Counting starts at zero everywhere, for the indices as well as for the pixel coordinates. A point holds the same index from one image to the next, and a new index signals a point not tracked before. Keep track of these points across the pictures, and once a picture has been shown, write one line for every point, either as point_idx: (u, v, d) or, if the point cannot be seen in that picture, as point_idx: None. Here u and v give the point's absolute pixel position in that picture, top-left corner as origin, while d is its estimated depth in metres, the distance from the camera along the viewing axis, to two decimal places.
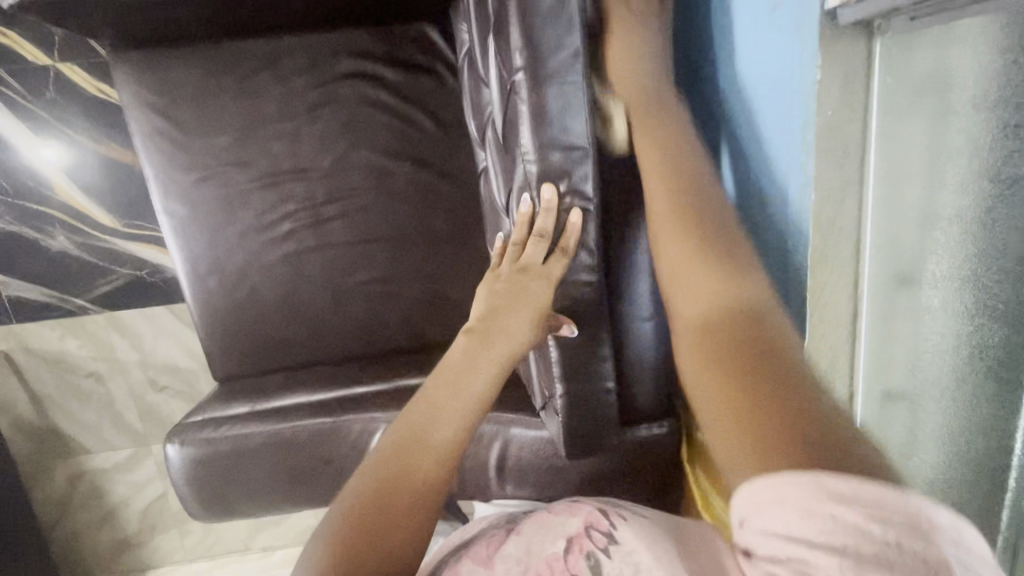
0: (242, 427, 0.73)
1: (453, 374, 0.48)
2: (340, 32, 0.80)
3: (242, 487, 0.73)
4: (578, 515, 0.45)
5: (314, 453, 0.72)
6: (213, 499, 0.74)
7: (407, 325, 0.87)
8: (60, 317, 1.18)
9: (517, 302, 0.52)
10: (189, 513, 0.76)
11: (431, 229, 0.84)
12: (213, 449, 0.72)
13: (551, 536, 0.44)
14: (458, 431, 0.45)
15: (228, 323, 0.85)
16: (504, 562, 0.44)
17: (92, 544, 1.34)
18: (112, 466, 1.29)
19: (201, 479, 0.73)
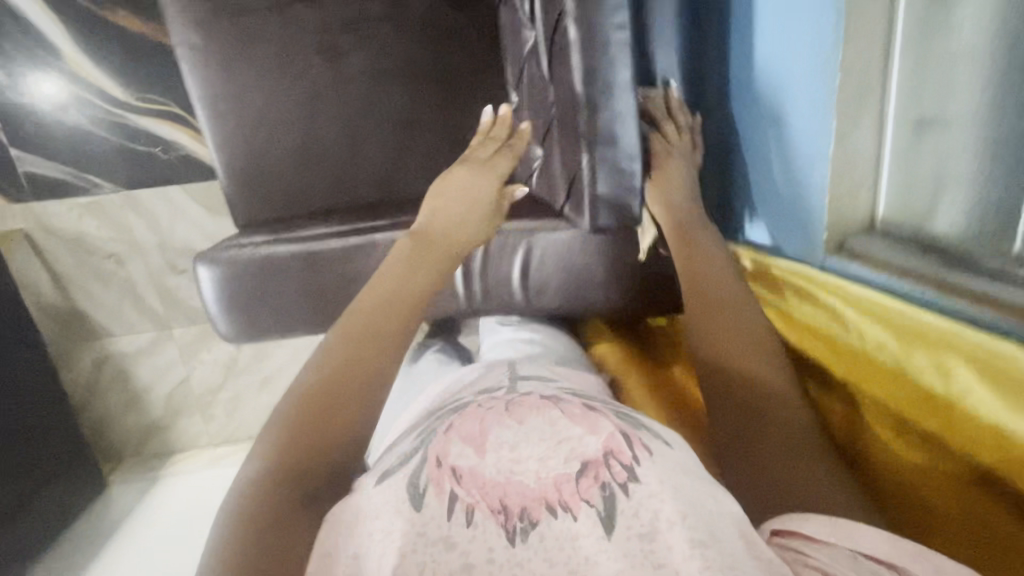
0: (269, 247, 0.74)
1: (406, 251, 0.62)
2: None
3: (271, 307, 0.76)
4: (597, 434, 0.41)
5: (342, 270, 0.74)
6: (243, 320, 0.76)
7: (430, 171, 0.86)
8: (77, 195, 1.19)
9: (469, 195, 0.67)
10: (215, 332, 0.78)
11: (450, 67, 0.83)
12: (243, 267, 0.74)
13: (563, 446, 0.40)
14: (416, 294, 0.58)
15: (249, 165, 0.86)
16: (497, 448, 0.40)
17: (119, 428, 1.39)
18: (137, 350, 1.33)
19: (232, 298, 0.75)
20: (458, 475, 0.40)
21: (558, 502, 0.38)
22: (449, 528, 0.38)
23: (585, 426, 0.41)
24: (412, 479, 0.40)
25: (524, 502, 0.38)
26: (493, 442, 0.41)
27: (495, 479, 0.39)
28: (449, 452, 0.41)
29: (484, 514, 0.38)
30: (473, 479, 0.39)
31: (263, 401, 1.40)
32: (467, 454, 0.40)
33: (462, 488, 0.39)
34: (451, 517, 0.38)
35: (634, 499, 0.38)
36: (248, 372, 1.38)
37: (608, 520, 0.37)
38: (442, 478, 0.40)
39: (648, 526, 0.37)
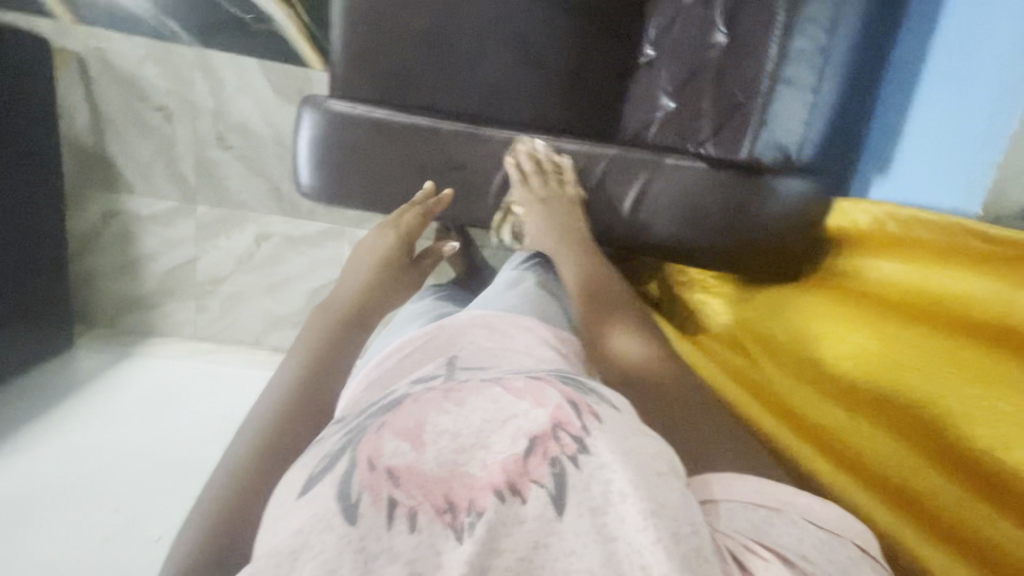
0: (380, 112, 0.72)
1: (323, 317, 0.64)
2: None
3: (364, 173, 0.73)
4: (544, 407, 0.37)
5: (450, 153, 0.73)
6: (331, 177, 0.74)
7: (549, 101, 0.86)
8: (148, 37, 1.13)
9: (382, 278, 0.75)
10: (294, 181, 0.76)
11: (598, 9, 0.85)
12: (349, 122, 0.72)
13: (511, 428, 0.36)
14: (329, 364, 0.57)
15: (365, 38, 0.83)
16: (436, 438, 0.35)
17: (103, 291, 1.28)
18: (151, 215, 1.24)
19: (327, 152, 0.73)
20: (398, 476, 0.33)
21: (509, 486, 0.33)
22: (389, 539, 0.30)
23: (531, 399, 0.37)
24: (343, 483, 0.33)
25: (471, 493, 0.33)
26: (431, 432, 0.35)
27: (435, 476, 0.33)
28: (384, 451, 0.34)
29: (429, 517, 0.32)
30: (413, 479, 0.33)
31: (262, 307, 1.33)
32: (405, 449, 0.34)
33: (404, 491, 0.32)
34: (391, 526, 0.31)
35: (585, 471, 0.34)
36: (257, 271, 1.30)
37: (558, 496, 0.33)
38: (378, 484, 0.32)
39: (599, 498, 0.33)
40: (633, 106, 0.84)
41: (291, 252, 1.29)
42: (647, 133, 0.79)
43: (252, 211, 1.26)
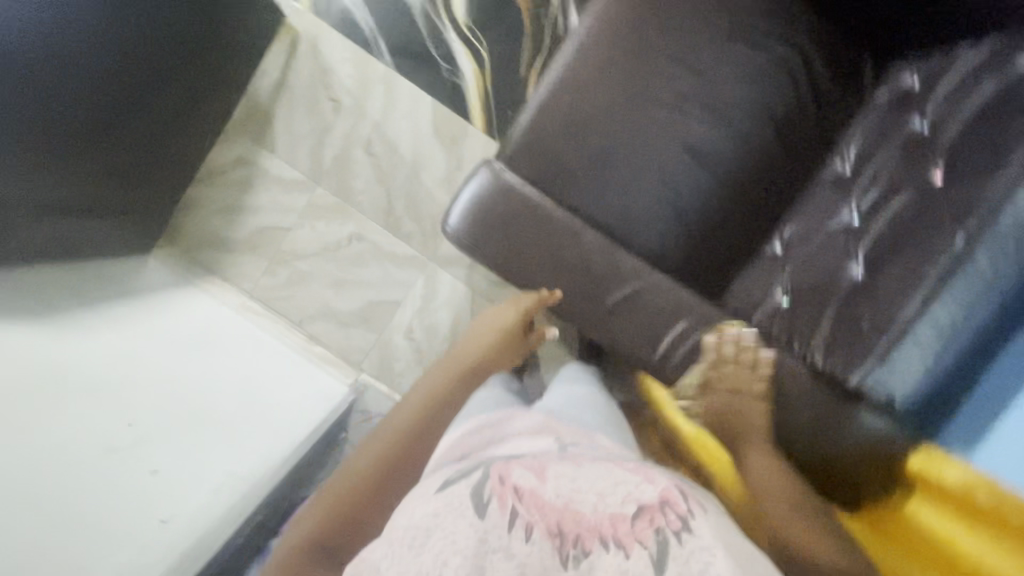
0: (543, 198, 0.83)
1: (438, 380, 0.82)
2: (815, 14, 0.91)
3: (506, 238, 0.83)
4: (652, 483, 0.50)
5: (581, 258, 0.82)
6: (476, 228, 0.83)
7: (678, 241, 0.90)
8: (359, 45, 1.29)
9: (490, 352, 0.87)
10: (441, 220, 0.84)
11: (749, 188, 0.92)
12: (515, 194, 0.82)
13: (623, 493, 0.49)
14: (426, 428, 0.74)
15: (547, 129, 0.91)
16: (556, 478, 0.50)
17: (198, 219, 1.36)
18: (278, 178, 1.35)
19: (484, 208, 0.82)
20: (520, 494, 0.48)
21: (615, 535, 0.47)
22: (508, 541, 0.46)
23: (642, 476, 0.51)
24: (478, 489, 0.49)
25: (579, 530, 0.47)
26: (550, 473, 0.50)
27: (554, 505, 0.48)
28: (512, 474, 0.50)
29: (540, 534, 0.47)
30: (534, 501, 0.48)
31: (322, 295, 1.38)
32: (530, 478, 0.50)
33: (523, 507, 0.47)
34: (510, 531, 0.46)
35: (687, 548, 0.45)
36: (335, 263, 1.37)
37: (659, 560, 0.45)
38: (505, 494, 0.48)
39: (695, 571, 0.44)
40: (745, 284, 0.89)
41: (374, 261, 1.37)
42: (755, 314, 0.85)
43: (360, 213, 1.35)
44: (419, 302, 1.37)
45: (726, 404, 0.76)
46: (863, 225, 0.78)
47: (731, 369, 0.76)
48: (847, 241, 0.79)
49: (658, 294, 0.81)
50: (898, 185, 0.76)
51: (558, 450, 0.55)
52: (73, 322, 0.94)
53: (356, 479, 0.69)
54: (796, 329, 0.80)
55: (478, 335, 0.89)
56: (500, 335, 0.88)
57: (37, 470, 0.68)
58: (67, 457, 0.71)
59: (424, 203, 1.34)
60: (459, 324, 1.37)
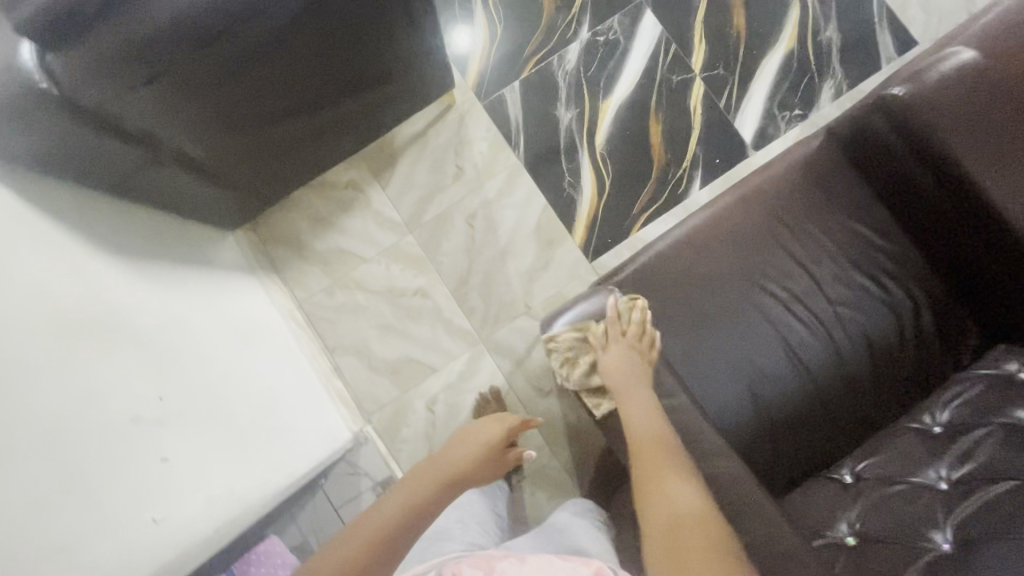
0: (644, 338, 0.87)
1: (416, 481, 0.74)
2: (937, 272, 0.96)
3: (599, 360, 0.86)
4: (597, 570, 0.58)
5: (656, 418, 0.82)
6: (576, 341, 0.86)
7: (747, 424, 0.92)
8: (501, 132, 1.40)
9: (472, 460, 0.82)
10: (547, 322, 0.88)
11: (832, 407, 0.93)
12: (622, 325, 0.87)
13: None
14: (396, 537, 0.65)
15: (661, 276, 0.96)
16: None
17: (287, 218, 1.39)
18: (377, 211, 1.39)
19: (590, 327, 0.87)
20: None
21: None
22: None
23: (587, 564, 0.59)
24: None
25: None
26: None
27: None
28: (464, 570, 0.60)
29: None
30: None
31: (365, 332, 1.36)
32: None
33: None
34: None
35: None
36: (392, 308, 1.37)
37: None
38: None
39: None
40: (807, 499, 0.88)
41: (430, 319, 1.36)
42: (815, 539, 0.80)
43: (437, 272, 1.38)
44: (454, 376, 1.34)
45: (626, 370, 0.82)
46: (954, 493, 0.75)
47: (630, 334, 0.87)
48: (933, 501, 0.76)
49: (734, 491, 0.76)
50: (1000, 468, 0.72)
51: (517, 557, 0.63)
52: (149, 276, 0.93)
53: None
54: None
55: (459, 446, 0.84)
56: (485, 450, 0.85)
57: (72, 408, 0.62)
58: (102, 414, 0.66)
59: (498, 287, 1.36)
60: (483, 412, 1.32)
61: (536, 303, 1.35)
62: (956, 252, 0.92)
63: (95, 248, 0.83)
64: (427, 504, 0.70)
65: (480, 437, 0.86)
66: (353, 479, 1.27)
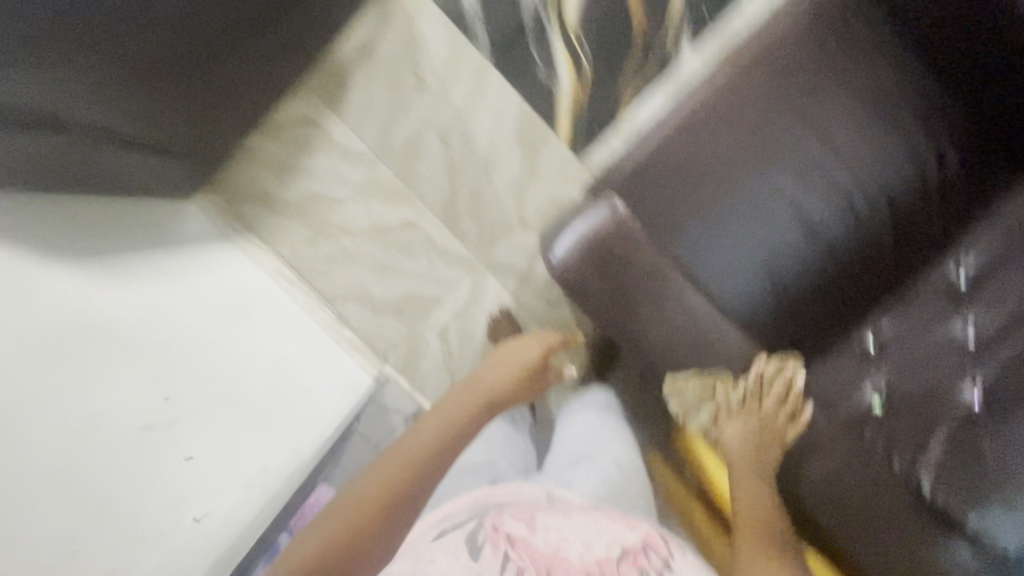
0: (650, 249, 0.80)
1: (464, 400, 0.80)
2: (970, 106, 0.84)
3: (606, 282, 0.79)
4: (634, 531, 0.66)
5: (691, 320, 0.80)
6: (578, 265, 0.79)
7: (766, 310, 0.86)
8: (456, 27, 1.21)
9: (513, 375, 0.87)
10: (546, 250, 0.80)
11: (851, 279, 0.86)
12: (626, 239, 0.79)
13: (608, 542, 0.63)
14: (435, 452, 0.71)
15: (661, 169, 0.88)
16: (543, 529, 0.62)
17: (248, 172, 1.27)
18: (341, 147, 1.27)
19: (592, 247, 0.79)
20: (512, 541, 0.60)
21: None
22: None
23: (627, 528, 0.66)
24: (472, 536, 0.61)
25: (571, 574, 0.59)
26: (540, 524, 0.63)
27: (543, 551, 0.60)
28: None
29: None
30: (524, 547, 0.60)
31: (361, 277, 1.31)
32: (520, 528, 0.62)
33: (515, 551, 0.60)
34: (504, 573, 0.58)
35: None
36: (383, 247, 1.30)
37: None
38: (497, 541, 0.60)
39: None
40: (829, 372, 0.85)
41: (424, 252, 1.30)
42: (844, 406, 0.83)
43: (420, 201, 1.29)
44: (461, 304, 1.32)
45: (739, 437, 0.82)
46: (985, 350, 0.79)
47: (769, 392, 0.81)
48: (962, 358, 0.80)
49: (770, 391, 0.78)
50: None
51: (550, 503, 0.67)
52: (122, 276, 0.88)
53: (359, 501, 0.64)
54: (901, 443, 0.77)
55: (499, 365, 0.89)
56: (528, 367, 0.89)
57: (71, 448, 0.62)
58: (103, 443, 0.66)
59: (488, 206, 1.28)
60: None
61: (531, 215, 1.27)
62: (992, 77, 0.81)
63: (41, 262, 0.77)
64: (467, 419, 0.77)
65: (512, 361, 0.89)
66: (385, 417, 1.31)
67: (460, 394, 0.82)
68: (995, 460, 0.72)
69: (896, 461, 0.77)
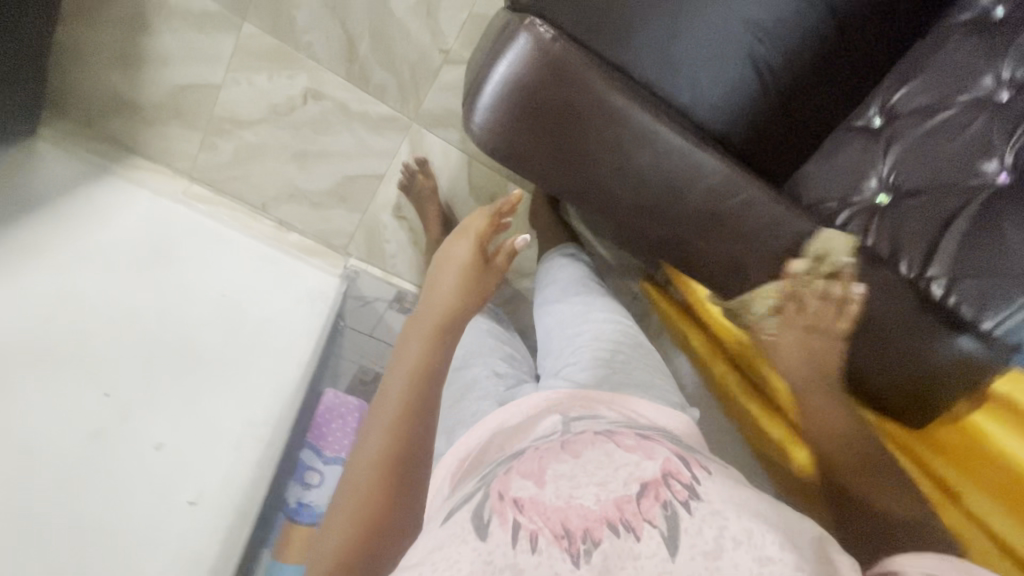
0: (592, 74, 0.62)
1: (422, 323, 0.60)
2: None
3: (543, 137, 0.65)
4: (654, 459, 0.42)
5: (658, 161, 0.66)
6: (512, 124, 0.65)
7: (755, 107, 0.70)
8: None
9: (457, 275, 0.67)
10: (465, 114, 0.66)
11: (852, 43, 0.69)
12: (558, 75, 0.62)
13: (623, 473, 0.41)
14: (419, 388, 0.53)
15: None
16: (556, 481, 0.41)
17: (86, 79, 0.99)
18: (182, 10, 0.96)
19: (521, 101, 0.63)
20: (521, 505, 0.39)
21: (621, 520, 0.37)
22: (515, 556, 0.35)
23: (641, 454, 0.43)
24: (477, 510, 0.40)
25: (589, 523, 0.37)
26: (552, 475, 0.41)
27: (558, 507, 0.38)
28: (512, 487, 0.41)
29: (546, 539, 0.37)
30: (536, 507, 0.38)
31: (283, 172, 1.12)
32: (528, 486, 0.40)
33: (525, 516, 0.38)
34: (515, 545, 0.36)
35: (697, 516, 0.37)
36: (292, 130, 1.08)
37: (672, 537, 0.36)
38: (505, 509, 0.39)
39: (712, 544, 0.36)
40: (827, 166, 0.74)
41: (342, 123, 1.08)
42: (842, 207, 0.73)
43: (313, 59, 1.02)
44: None
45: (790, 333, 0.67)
46: (1013, 105, 0.65)
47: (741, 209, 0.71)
48: (987, 123, 0.66)
49: (755, 213, 0.68)
50: None
51: (561, 440, 0.46)
52: (14, 245, 0.77)
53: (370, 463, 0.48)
54: (905, 239, 0.69)
55: (439, 275, 0.68)
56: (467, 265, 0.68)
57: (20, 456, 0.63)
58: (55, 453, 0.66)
59: (395, 43, 1.01)
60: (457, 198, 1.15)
61: (451, 41, 1.01)
62: None
63: None
64: (445, 345, 0.58)
65: (455, 262, 0.69)
66: (367, 308, 1.21)
67: (414, 322, 0.61)
68: (1012, 244, 0.60)
69: (903, 261, 0.69)
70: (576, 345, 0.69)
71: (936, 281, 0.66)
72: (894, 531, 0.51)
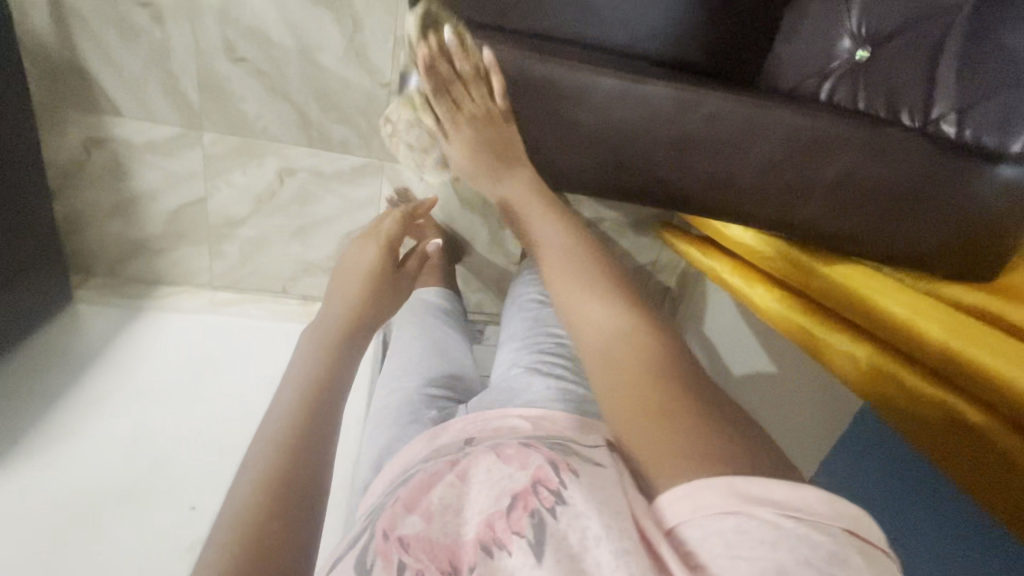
0: (516, 49, 0.60)
1: (320, 331, 0.69)
2: None
3: None
4: (528, 469, 0.42)
5: (604, 114, 0.61)
6: None
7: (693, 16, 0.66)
8: None
9: (364, 269, 0.84)
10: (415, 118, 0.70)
11: None
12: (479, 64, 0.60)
13: (497, 491, 0.42)
14: (326, 366, 0.61)
15: None
16: (442, 513, 0.43)
17: (97, 234, 1.08)
18: (147, 144, 1.02)
19: None
20: (405, 543, 0.42)
21: (493, 540, 0.39)
22: None
23: (517, 466, 0.43)
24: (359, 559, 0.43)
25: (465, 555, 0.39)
26: (438, 509, 0.43)
27: (440, 541, 0.41)
28: (396, 525, 0.43)
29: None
30: (420, 542, 0.41)
31: (288, 253, 1.17)
32: (414, 522, 0.43)
33: (410, 554, 0.41)
34: None
35: (562, 521, 0.37)
36: (280, 212, 1.13)
37: (538, 544, 0.36)
38: (389, 550, 0.42)
39: (576, 547, 0.36)
40: (793, 45, 0.69)
41: (322, 190, 1.11)
42: (819, 82, 0.67)
43: (273, 142, 1.05)
44: None
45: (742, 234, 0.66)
46: None
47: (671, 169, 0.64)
48: None
49: (725, 124, 0.61)
50: None
51: (455, 462, 0.48)
52: (80, 410, 0.92)
53: (286, 422, 0.51)
54: (899, 90, 0.62)
55: (346, 274, 0.84)
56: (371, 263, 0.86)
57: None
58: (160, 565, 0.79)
59: (340, 97, 1.02)
60: (452, 216, 1.15)
61: (390, 73, 1.01)
62: None
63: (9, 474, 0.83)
64: (344, 341, 0.68)
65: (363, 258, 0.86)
66: None
67: (312, 340, 0.67)
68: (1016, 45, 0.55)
69: (904, 113, 0.61)
70: (539, 343, 0.74)
71: (946, 121, 0.58)
72: (654, 398, 0.42)
